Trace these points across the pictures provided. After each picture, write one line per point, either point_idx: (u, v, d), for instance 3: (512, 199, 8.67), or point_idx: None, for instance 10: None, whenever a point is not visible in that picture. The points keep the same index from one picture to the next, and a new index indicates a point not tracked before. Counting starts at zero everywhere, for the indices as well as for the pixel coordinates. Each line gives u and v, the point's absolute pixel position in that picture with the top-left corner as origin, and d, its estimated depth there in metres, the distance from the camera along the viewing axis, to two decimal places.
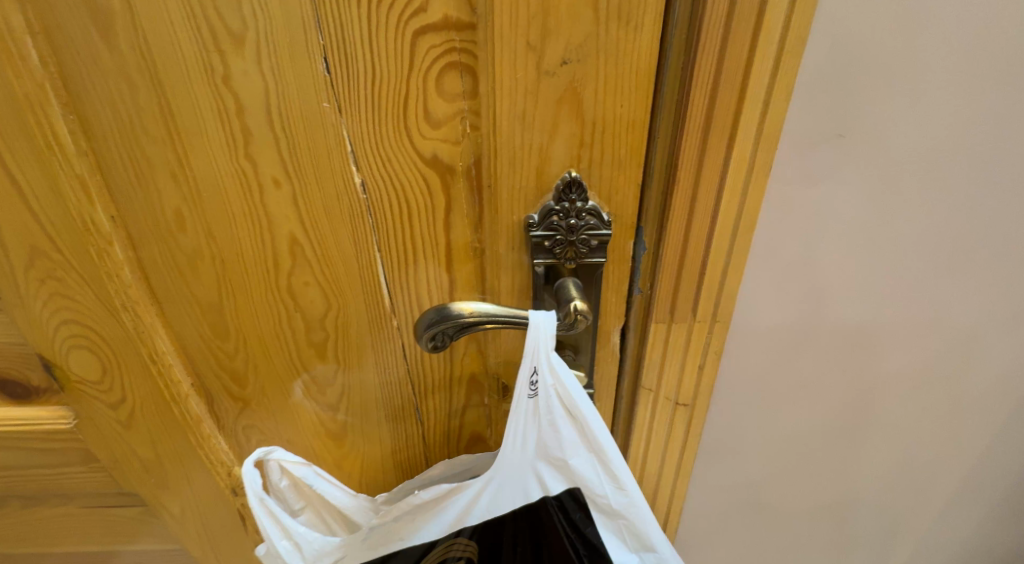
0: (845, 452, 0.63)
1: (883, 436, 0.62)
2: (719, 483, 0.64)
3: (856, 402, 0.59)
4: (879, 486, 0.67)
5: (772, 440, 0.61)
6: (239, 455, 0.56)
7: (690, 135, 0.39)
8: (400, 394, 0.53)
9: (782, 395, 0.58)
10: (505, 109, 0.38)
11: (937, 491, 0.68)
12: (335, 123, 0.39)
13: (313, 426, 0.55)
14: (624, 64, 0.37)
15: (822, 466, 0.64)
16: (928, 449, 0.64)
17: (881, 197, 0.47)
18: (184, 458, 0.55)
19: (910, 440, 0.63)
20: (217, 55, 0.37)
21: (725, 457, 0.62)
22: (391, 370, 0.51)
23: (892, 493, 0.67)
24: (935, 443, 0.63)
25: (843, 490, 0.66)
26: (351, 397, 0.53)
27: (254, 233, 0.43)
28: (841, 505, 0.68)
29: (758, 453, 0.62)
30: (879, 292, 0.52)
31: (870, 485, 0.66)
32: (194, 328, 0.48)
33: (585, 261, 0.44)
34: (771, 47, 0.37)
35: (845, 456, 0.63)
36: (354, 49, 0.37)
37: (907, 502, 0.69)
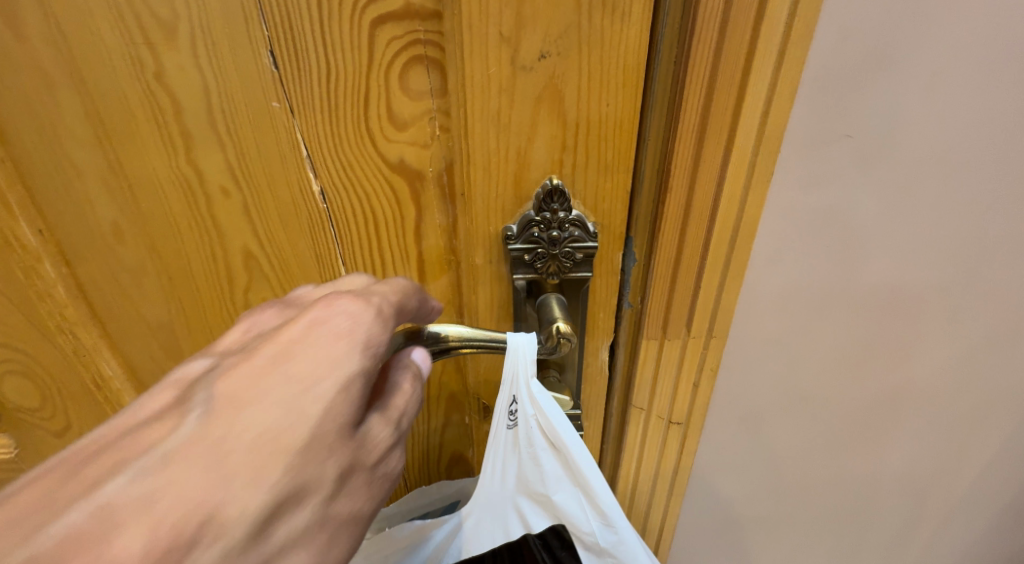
0: (847, 464, 0.60)
1: (886, 448, 0.59)
2: (714, 497, 0.61)
3: (858, 415, 0.56)
4: (882, 498, 0.63)
5: (771, 452, 0.58)
6: None
7: (684, 137, 0.35)
8: None
9: (781, 407, 0.54)
10: (477, 109, 0.34)
11: (942, 501, 0.65)
12: (287, 123, 0.35)
13: None
14: (610, 58, 0.33)
15: (823, 478, 0.61)
16: (936, 458, 0.60)
17: (891, 201, 0.43)
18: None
19: (915, 451, 0.60)
20: (146, 46, 0.32)
21: (720, 472, 0.59)
22: None
23: (895, 505, 0.64)
24: (941, 453, 0.60)
25: (844, 502, 0.63)
26: None
27: (203, 248, 0.39)
28: (841, 518, 0.65)
29: (755, 468, 0.59)
30: (886, 303, 0.48)
31: (872, 498, 0.63)
32: (143, 350, 0.44)
33: (570, 276, 0.40)
34: (775, 38, 0.33)
35: (847, 468, 0.60)
36: (304, 40, 0.32)
37: (911, 513, 0.66)
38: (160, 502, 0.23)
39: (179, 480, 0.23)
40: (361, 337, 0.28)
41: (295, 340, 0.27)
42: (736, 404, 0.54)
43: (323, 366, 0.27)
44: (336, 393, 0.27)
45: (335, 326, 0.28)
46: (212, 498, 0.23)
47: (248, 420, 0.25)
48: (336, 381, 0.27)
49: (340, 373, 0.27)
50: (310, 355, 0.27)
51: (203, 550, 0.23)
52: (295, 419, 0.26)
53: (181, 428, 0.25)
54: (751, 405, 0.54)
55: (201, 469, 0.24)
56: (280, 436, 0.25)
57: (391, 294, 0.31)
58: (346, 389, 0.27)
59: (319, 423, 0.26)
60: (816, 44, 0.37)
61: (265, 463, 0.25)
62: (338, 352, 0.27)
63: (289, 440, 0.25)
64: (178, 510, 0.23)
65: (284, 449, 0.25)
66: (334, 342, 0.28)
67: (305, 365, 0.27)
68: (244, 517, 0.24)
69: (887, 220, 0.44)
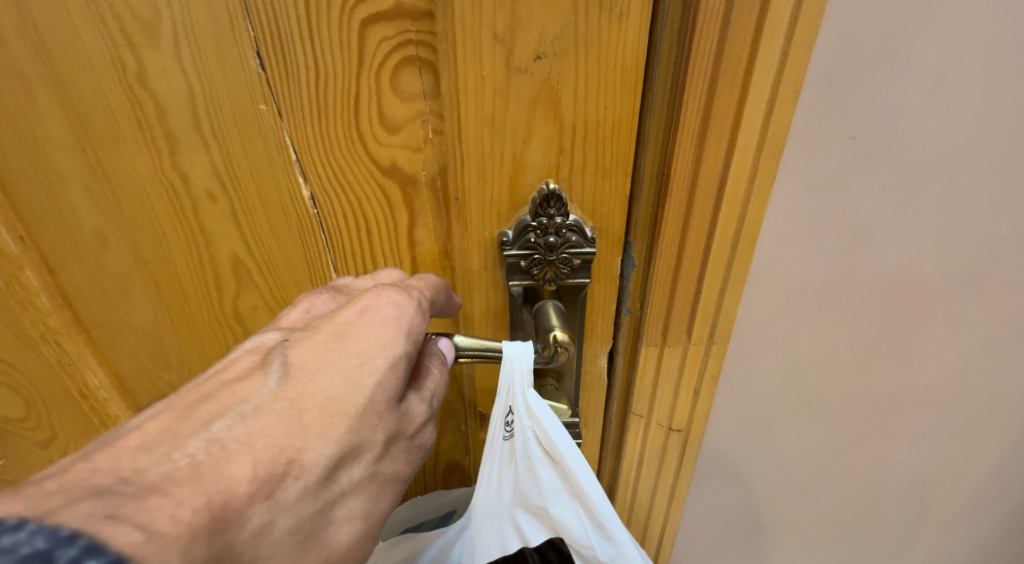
0: (849, 469, 0.59)
1: (890, 453, 0.58)
2: (713, 504, 0.60)
3: (861, 420, 0.55)
4: (885, 503, 0.62)
5: (772, 458, 0.57)
6: None
7: (685, 140, 0.34)
8: None
9: (783, 413, 0.53)
10: (471, 111, 0.33)
11: (946, 506, 0.64)
12: (275, 127, 0.34)
13: None
14: (607, 59, 0.32)
15: (825, 484, 0.60)
16: (939, 463, 0.60)
17: (896, 204, 0.42)
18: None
19: (919, 456, 0.59)
20: (127, 48, 0.31)
21: (720, 478, 0.58)
22: None
23: (898, 510, 0.63)
24: (945, 458, 0.59)
25: (847, 508, 0.62)
26: None
27: (189, 255, 0.38)
28: (843, 523, 0.64)
29: (756, 474, 0.58)
30: (889, 308, 0.47)
31: (875, 503, 0.62)
32: (130, 359, 0.43)
33: (567, 282, 0.39)
34: (778, 38, 0.32)
35: (850, 474, 0.59)
36: (291, 41, 0.31)
37: (914, 519, 0.65)
38: (258, 442, 0.26)
39: (266, 430, 0.26)
40: (405, 321, 0.31)
41: (351, 321, 0.31)
42: (736, 410, 0.53)
43: (375, 345, 0.30)
44: (386, 370, 0.30)
45: (384, 311, 0.31)
46: (290, 448, 0.27)
47: (316, 386, 0.28)
48: (387, 359, 0.30)
49: (389, 351, 0.30)
50: (364, 335, 0.30)
51: (287, 488, 0.26)
52: (354, 388, 0.29)
53: (261, 388, 0.28)
54: (752, 411, 0.53)
55: (281, 423, 0.27)
56: (343, 402, 0.28)
57: (425, 286, 0.35)
58: (393, 367, 0.30)
59: (374, 393, 0.29)
60: (819, 45, 0.36)
61: (330, 423, 0.28)
62: (387, 335, 0.31)
63: (350, 405, 0.29)
64: (268, 453, 0.26)
65: (346, 413, 0.28)
66: (384, 325, 0.31)
67: (360, 344, 0.30)
68: (314, 467, 0.27)
69: (891, 224, 0.43)
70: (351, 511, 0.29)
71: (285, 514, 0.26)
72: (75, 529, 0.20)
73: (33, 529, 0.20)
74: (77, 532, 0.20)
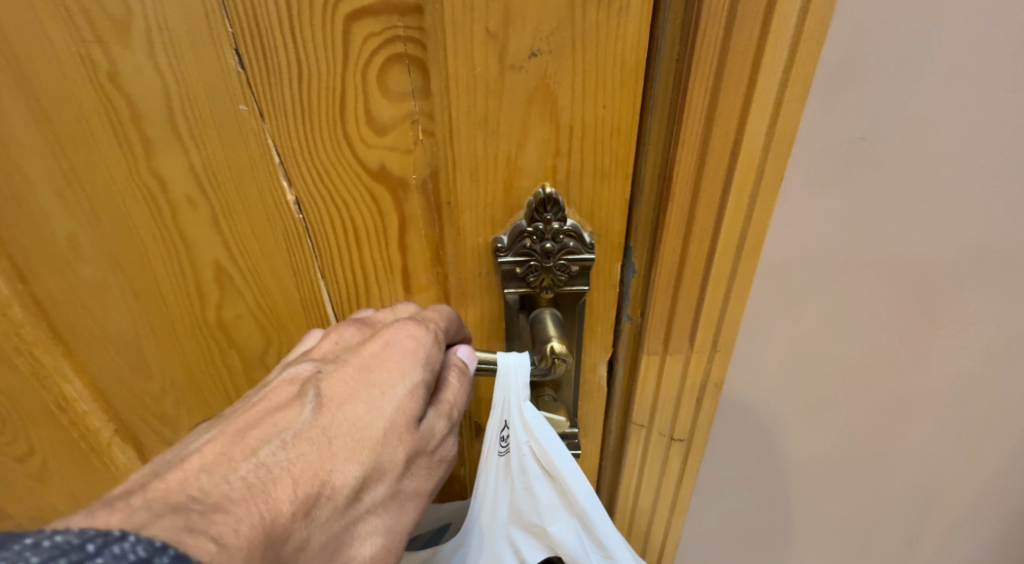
0: (854, 476, 0.57)
1: (896, 459, 0.56)
2: (714, 513, 0.59)
3: (866, 426, 0.53)
4: (890, 509, 0.61)
5: (776, 466, 0.55)
6: None
7: (687, 141, 0.32)
8: None
9: (786, 419, 0.52)
10: (462, 111, 0.31)
11: (953, 511, 0.63)
12: (257, 128, 0.32)
13: None
14: (605, 56, 0.30)
15: (829, 491, 0.58)
16: (946, 468, 0.58)
17: (906, 207, 0.41)
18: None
19: (926, 462, 0.57)
20: (97, 46, 0.29)
21: (722, 486, 0.56)
22: None
23: (903, 516, 0.62)
24: (953, 463, 0.58)
25: (851, 514, 0.61)
26: None
27: (169, 262, 0.37)
28: (847, 530, 0.63)
29: (759, 482, 0.57)
30: (897, 313, 0.46)
31: (880, 509, 0.61)
32: (110, 370, 0.42)
33: (565, 290, 0.38)
34: (787, 33, 0.30)
35: (854, 481, 0.58)
36: (272, 37, 0.29)
37: (920, 524, 0.63)
38: (296, 464, 0.27)
39: (301, 455, 0.27)
40: (426, 349, 0.32)
41: (373, 352, 0.32)
42: (738, 419, 0.51)
43: (399, 372, 0.31)
44: (406, 396, 0.31)
45: (407, 341, 0.32)
46: (322, 473, 0.27)
47: (346, 415, 0.29)
48: (407, 386, 0.31)
49: (412, 378, 0.31)
50: (390, 363, 0.31)
51: (321, 508, 0.27)
52: (377, 415, 0.30)
53: (297, 416, 0.29)
54: (755, 418, 0.51)
55: (314, 448, 0.28)
56: (371, 427, 0.29)
57: (441, 314, 0.35)
58: (413, 393, 0.31)
59: (395, 419, 0.30)
60: (829, 41, 0.35)
61: (356, 448, 0.29)
62: (407, 365, 0.31)
63: (373, 431, 0.29)
64: (303, 475, 0.27)
65: (371, 438, 0.29)
66: (406, 354, 0.32)
67: (382, 374, 0.31)
68: (343, 489, 0.28)
69: (901, 227, 0.41)
70: (376, 527, 0.30)
71: (319, 532, 0.27)
72: (166, 541, 0.20)
73: (135, 539, 0.20)
74: (170, 543, 0.20)
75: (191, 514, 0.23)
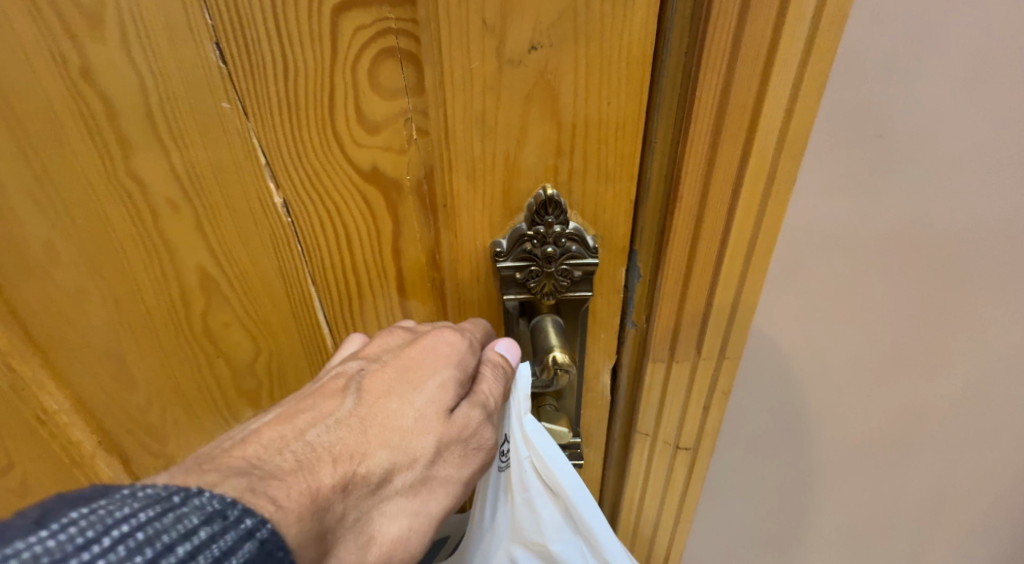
0: (864, 482, 0.56)
1: (908, 465, 0.55)
2: (719, 522, 0.58)
3: (877, 433, 0.52)
4: (901, 516, 0.59)
5: (785, 473, 0.54)
6: None
7: (696, 140, 0.31)
8: None
9: (796, 426, 0.50)
10: (458, 109, 0.29)
11: (966, 517, 0.61)
12: (241, 127, 0.30)
13: None
14: (610, 49, 0.28)
15: (837, 498, 0.57)
16: (960, 475, 0.56)
17: (926, 209, 0.39)
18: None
19: (939, 468, 0.55)
20: (68, 40, 0.28)
21: (728, 493, 0.55)
22: None
23: (914, 522, 0.60)
24: (967, 470, 0.56)
25: (860, 521, 0.60)
26: None
27: (151, 268, 0.35)
28: (856, 537, 0.61)
29: (766, 490, 0.55)
30: (913, 319, 0.44)
31: (890, 516, 0.59)
32: (92, 381, 0.40)
33: (568, 296, 0.36)
34: (803, 24, 0.28)
35: (864, 487, 0.56)
36: (255, 30, 0.27)
37: (931, 531, 0.62)
38: (337, 446, 0.28)
39: (340, 439, 0.28)
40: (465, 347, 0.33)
41: (411, 353, 0.32)
42: (743, 427, 0.50)
43: (438, 367, 0.32)
44: (438, 389, 0.31)
45: (447, 338, 0.33)
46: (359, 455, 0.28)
47: (387, 405, 0.30)
48: (438, 381, 0.31)
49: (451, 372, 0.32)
50: (429, 359, 0.32)
51: (357, 488, 0.27)
52: (410, 407, 0.30)
53: (342, 405, 0.30)
54: (764, 424, 0.50)
55: (353, 436, 0.29)
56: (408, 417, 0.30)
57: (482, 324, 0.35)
58: (445, 387, 0.31)
59: (427, 410, 0.30)
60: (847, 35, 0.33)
61: (389, 437, 0.29)
62: (445, 360, 0.32)
63: (406, 421, 0.30)
64: (340, 457, 0.28)
65: (406, 429, 0.30)
66: (445, 350, 0.32)
67: (421, 369, 0.31)
68: (374, 473, 0.28)
69: (919, 231, 0.40)
70: (405, 519, 0.29)
71: (352, 515, 0.27)
72: (236, 496, 0.23)
73: (210, 494, 0.22)
74: (239, 498, 0.23)
75: (255, 477, 0.25)
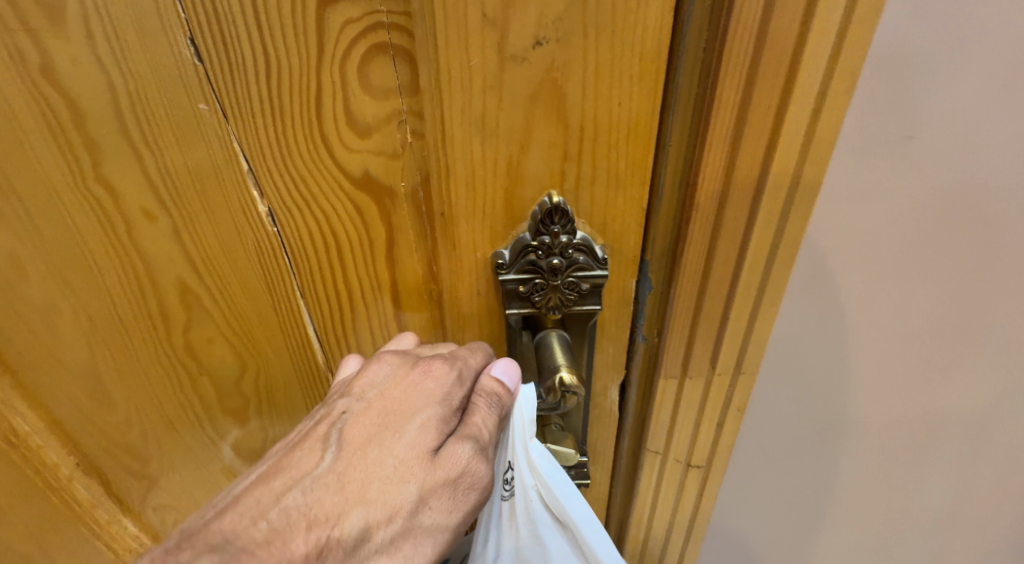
0: (881, 494, 0.54)
1: (928, 478, 0.53)
2: (728, 534, 0.56)
3: (898, 444, 0.50)
4: (918, 527, 0.57)
5: (798, 485, 0.52)
6: (152, 533, 0.47)
7: (714, 143, 0.28)
8: None
9: (811, 438, 0.48)
10: (456, 110, 0.27)
11: (988, 529, 0.59)
12: (220, 131, 0.28)
13: None
14: (622, 45, 0.26)
15: (852, 509, 0.55)
16: (982, 488, 0.54)
17: (957, 215, 0.36)
18: (85, 538, 0.47)
19: (961, 481, 0.53)
20: (28, 39, 0.25)
21: (737, 503, 0.53)
22: None
23: (932, 534, 0.58)
24: (990, 482, 0.54)
25: (875, 532, 0.58)
26: None
27: (127, 281, 0.33)
28: (870, 547, 0.59)
29: (778, 500, 0.53)
30: (939, 329, 0.42)
31: (907, 528, 0.57)
32: (68, 400, 0.38)
33: (575, 310, 0.33)
34: (836, 16, 0.25)
35: (881, 499, 0.54)
36: (233, 25, 0.25)
37: (949, 543, 0.60)
38: (312, 508, 0.28)
39: (317, 500, 0.28)
40: (449, 382, 0.31)
41: (394, 393, 0.31)
42: (755, 438, 0.49)
43: (417, 409, 0.30)
44: (419, 431, 0.30)
45: (430, 374, 0.31)
46: (334, 515, 0.28)
47: (366, 455, 0.29)
48: (420, 423, 0.30)
49: (432, 412, 0.30)
50: (409, 400, 0.31)
51: (334, 550, 0.28)
52: (389, 455, 0.29)
53: (321, 459, 0.30)
54: (777, 434, 0.48)
55: (330, 494, 0.29)
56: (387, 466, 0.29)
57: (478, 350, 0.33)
58: (427, 427, 0.30)
59: (407, 457, 0.29)
60: (880, 32, 0.31)
61: (369, 489, 0.29)
62: (426, 400, 0.31)
63: (385, 471, 0.29)
64: (316, 521, 0.28)
65: (387, 479, 0.29)
66: (427, 388, 0.31)
67: (400, 413, 0.30)
68: (352, 532, 0.28)
69: (949, 237, 0.37)
70: None
71: None
72: None
73: None
74: None
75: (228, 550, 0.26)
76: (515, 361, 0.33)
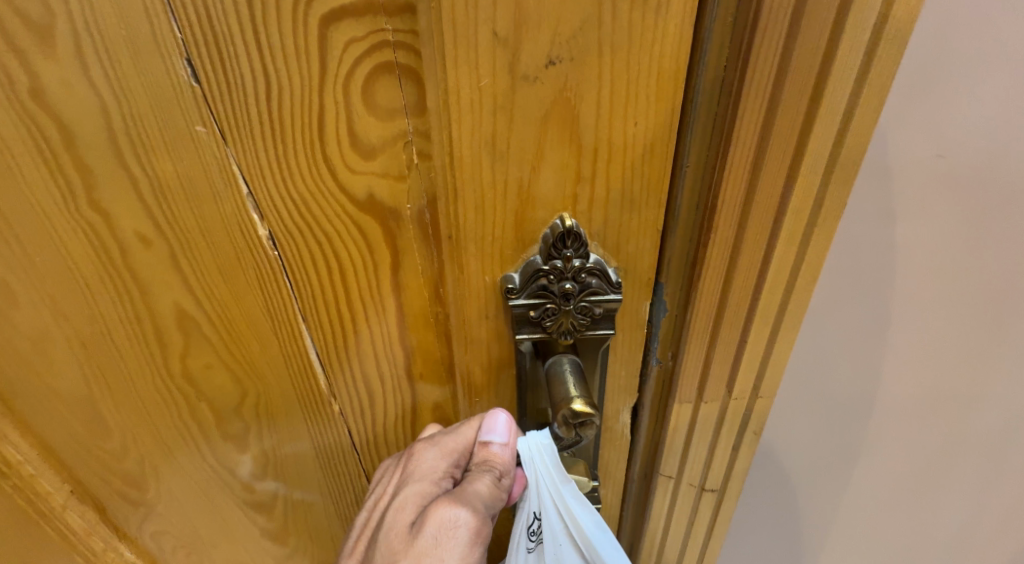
0: (897, 511, 0.53)
1: (946, 493, 0.51)
2: (741, 553, 0.55)
3: (916, 461, 0.49)
4: (935, 541, 0.56)
5: (812, 503, 0.51)
6: (149, 557, 0.46)
7: (734, 165, 0.27)
8: (344, 471, 0.41)
9: (826, 456, 0.47)
10: (465, 131, 0.26)
11: (1008, 544, 0.57)
12: (218, 153, 0.27)
13: (236, 520, 0.44)
14: (639, 64, 0.25)
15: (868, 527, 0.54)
16: (1002, 504, 0.53)
17: (983, 232, 0.35)
18: None
19: (980, 496, 0.52)
20: (16, 61, 0.24)
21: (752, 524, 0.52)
22: (331, 445, 0.39)
23: (949, 549, 0.57)
24: (1011, 499, 0.52)
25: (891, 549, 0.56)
26: (285, 477, 0.41)
27: (122, 307, 0.32)
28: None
29: (792, 521, 0.52)
30: (962, 346, 0.41)
31: (923, 543, 0.56)
32: (62, 428, 0.37)
33: (587, 335, 0.32)
34: (865, 33, 0.24)
35: (897, 515, 0.53)
36: (230, 44, 0.24)
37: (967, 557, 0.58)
38: None
39: None
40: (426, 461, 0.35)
41: (389, 487, 0.36)
42: (770, 461, 0.47)
43: (399, 495, 0.35)
44: (401, 510, 0.35)
45: (412, 459, 0.36)
46: None
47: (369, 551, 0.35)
48: (400, 504, 0.35)
49: (412, 493, 0.35)
50: (396, 490, 0.36)
51: None
52: (382, 540, 0.35)
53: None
54: (793, 455, 0.47)
55: None
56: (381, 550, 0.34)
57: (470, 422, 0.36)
58: (406, 505, 0.35)
59: (393, 537, 0.34)
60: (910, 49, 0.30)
61: None
62: (407, 484, 0.35)
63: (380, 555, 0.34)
64: None
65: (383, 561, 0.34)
66: (407, 474, 0.36)
67: (389, 504, 0.36)
68: None
69: (972, 255, 0.36)
70: None
71: None
72: None
73: None
74: None
75: None
76: (506, 414, 0.34)
